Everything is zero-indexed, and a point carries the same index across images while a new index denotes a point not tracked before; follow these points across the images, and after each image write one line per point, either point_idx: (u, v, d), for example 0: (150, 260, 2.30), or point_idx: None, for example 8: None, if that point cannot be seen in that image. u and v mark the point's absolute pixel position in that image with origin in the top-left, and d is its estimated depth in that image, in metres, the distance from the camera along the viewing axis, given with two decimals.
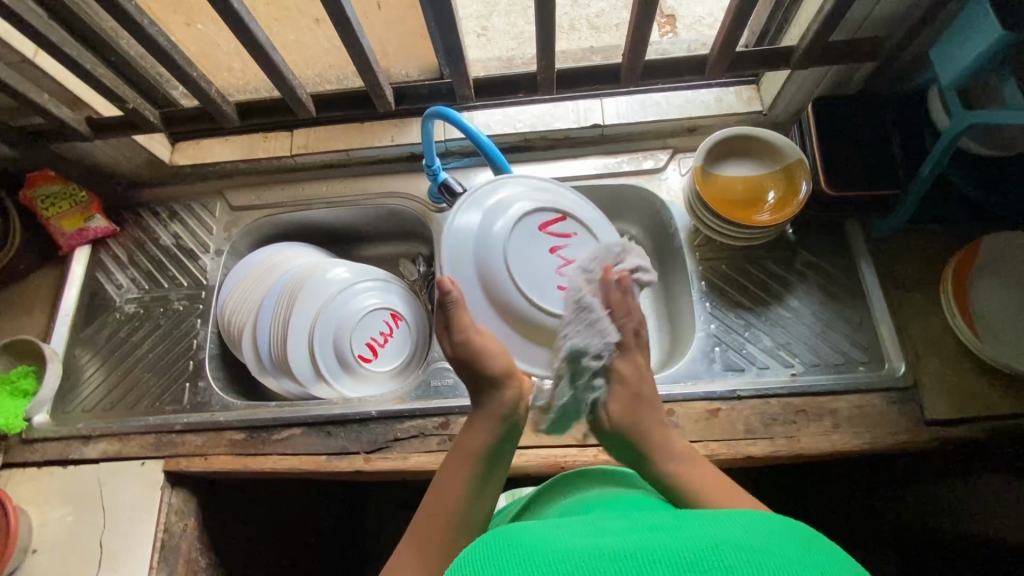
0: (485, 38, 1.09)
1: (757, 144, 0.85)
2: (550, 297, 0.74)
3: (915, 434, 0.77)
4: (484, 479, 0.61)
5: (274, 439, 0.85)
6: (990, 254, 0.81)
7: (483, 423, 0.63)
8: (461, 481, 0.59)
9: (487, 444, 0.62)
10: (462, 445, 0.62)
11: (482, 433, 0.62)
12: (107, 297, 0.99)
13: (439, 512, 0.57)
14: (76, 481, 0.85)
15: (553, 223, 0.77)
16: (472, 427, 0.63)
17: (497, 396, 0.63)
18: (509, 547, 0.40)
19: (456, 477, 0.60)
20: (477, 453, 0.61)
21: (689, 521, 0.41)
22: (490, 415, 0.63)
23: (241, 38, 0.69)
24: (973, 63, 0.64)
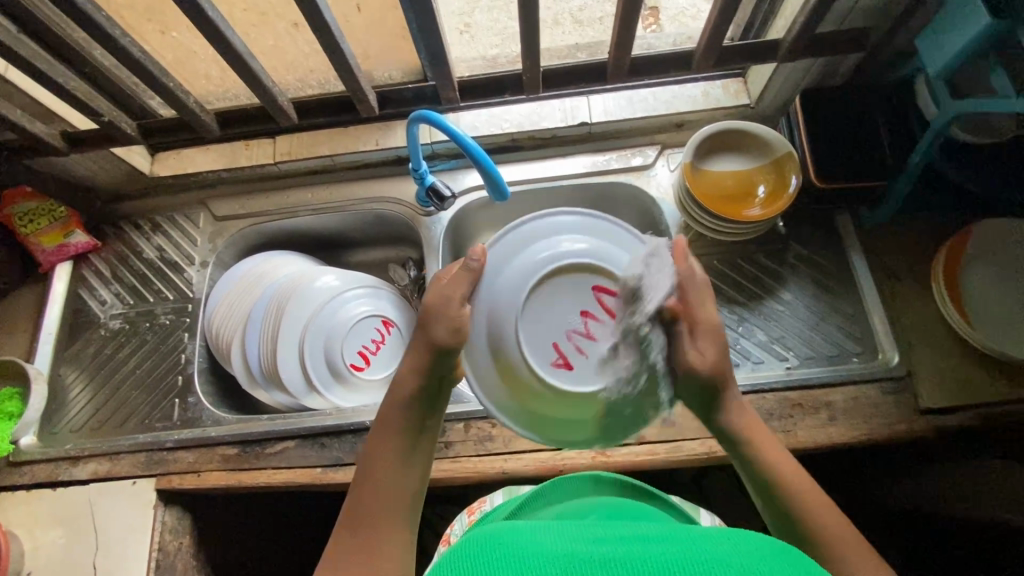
0: (468, 34, 1.07)
1: (746, 137, 0.84)
2: (548, 367, 0.57)
3: (910, 424, 0.77)
4: (413, 440, 0.61)
5: (268, 453, 0.83)
6: (982, 241, 0.81)
7: (405, 386, 0.61)
8: (391, 447, 0.60)
9: (411, 405, 0.61)
10: (389, 411, 0.61)
11: (407, 395, 0.61)
12: (91, 314, 0.97)
13: (373, 485, 0.58)
14: (66, 504, 0.83)
15: (608, 289, 0.57)
16: (396, 391, 0.62)
17: (420, 357, 0.61)
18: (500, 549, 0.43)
19: (386, 445, 0.60)
20: (404, 416, 0.61)
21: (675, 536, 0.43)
22: (417, 372, 0.61)
23: (217, 46, 0.67)
24: (963, 52, 0.64)
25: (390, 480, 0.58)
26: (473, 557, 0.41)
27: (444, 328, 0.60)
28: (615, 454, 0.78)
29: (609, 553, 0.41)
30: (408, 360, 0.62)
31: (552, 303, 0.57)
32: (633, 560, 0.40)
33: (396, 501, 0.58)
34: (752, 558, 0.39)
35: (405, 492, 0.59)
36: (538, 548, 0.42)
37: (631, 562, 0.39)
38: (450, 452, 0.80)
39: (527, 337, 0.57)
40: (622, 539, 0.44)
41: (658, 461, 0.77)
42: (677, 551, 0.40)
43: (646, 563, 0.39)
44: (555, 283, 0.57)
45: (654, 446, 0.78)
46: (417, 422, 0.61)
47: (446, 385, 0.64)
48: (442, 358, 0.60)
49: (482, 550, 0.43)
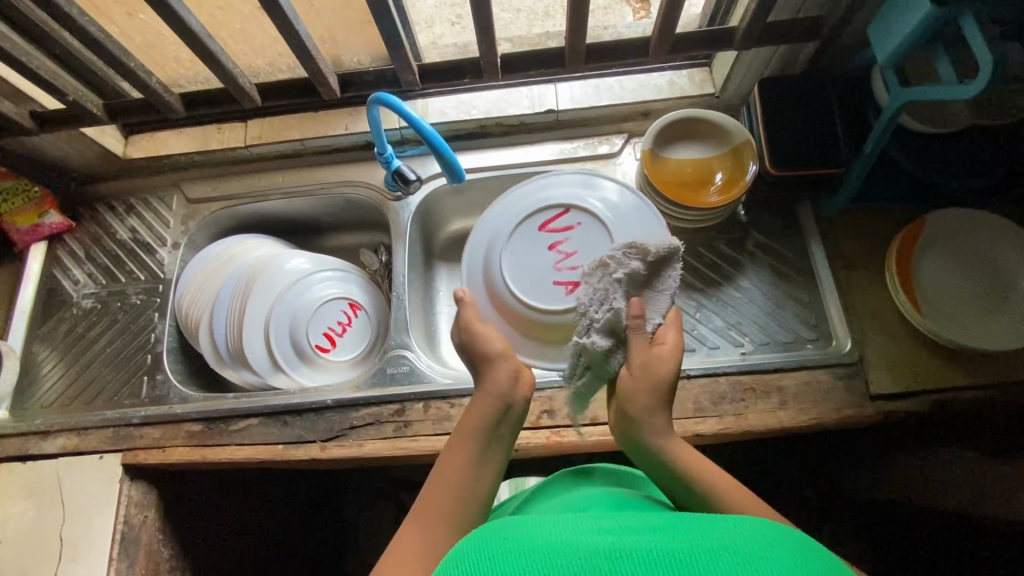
0: (458, 26, 1.07)
1: (705, 126, 0.86)
2: (550, 295, 0.75)
3: (859, 409, 0.78)
4: (483, 454, 0.59)
5: (231, 429, 0.85)
6: (935, 230, 0.83)
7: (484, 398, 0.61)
8: (460, 456, 0.58)
9: (487, 417, 0.60)
10: (464, 422, 0.61)
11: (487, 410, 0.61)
12: (64, 293, 0.99)
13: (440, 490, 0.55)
14: (34, 477, 0.85)
15: (555, 217, 0.78)
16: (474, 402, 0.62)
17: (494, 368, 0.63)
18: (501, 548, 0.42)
19: (454, 452, 0.58)
20: (477, 427, 0.60)
21: (687, 524, 0.43)
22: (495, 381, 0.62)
23: (173, 26, 0.68)
24: (909, 39, 0.65)
25: (454, 486, 0.56)
26: (479, 554, 0.41)
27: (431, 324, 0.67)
28: (569, 434, 0.80)
29: (618, 544, 0.40)
30: (488, 375, 0.63)
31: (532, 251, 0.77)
32: (642, 550, 0.39)
33: (456, 511, 0.54)
34: (760, 544, 0.39)
35: (468, 504, 0.55)
36: (545, 540, 0.42)
37: (641, 552, 0.39)
38: (408, 432, 0.82)
39: (519, 282, 0.75)
40: (631, 529, 0.44)
41: (610, 442, 0.79)
42: (686, 540, 0.40)
43: (656, 553, 0.39)
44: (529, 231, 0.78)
45: (607, 427, 0.80)
46: (490, 437, 0.60)
47: (521, 405, 0.63)
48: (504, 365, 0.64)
49: (485, 546, 0.42)
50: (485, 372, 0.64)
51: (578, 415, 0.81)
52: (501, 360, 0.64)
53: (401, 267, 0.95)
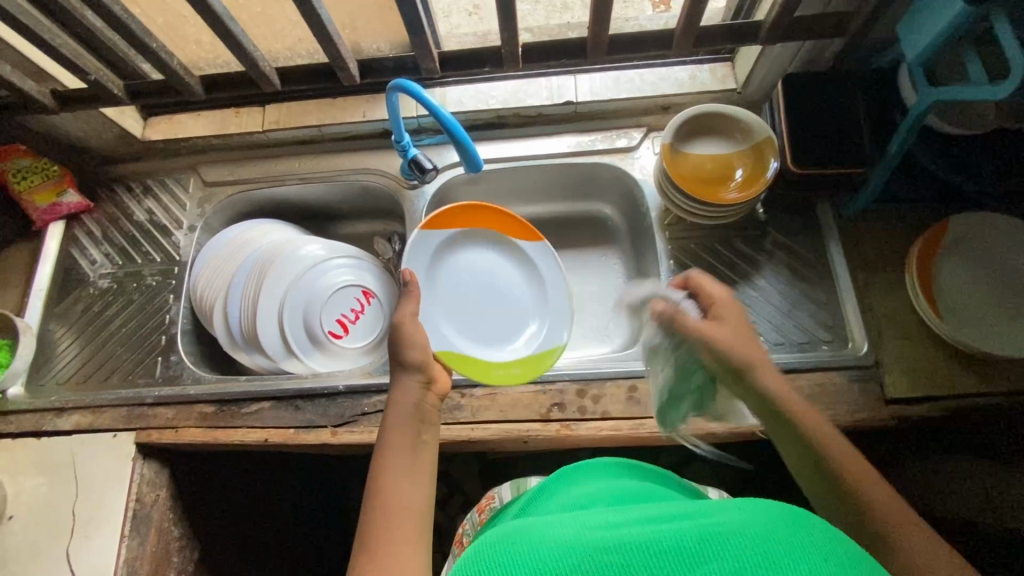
0: (476, 16, 1.06)
1: (727, 121, 0.84)
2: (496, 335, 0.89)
3: (874, 412, 0.78)
4: (414, 456, 0.58)
5: (243, 412, 0.86)
6: (959, 234, 0.81)
7: (398, 408, 0.62)
8: (394, 460, 0.57)
9: (406, 421, 0.61)
10: (386, 430, 0.61)
11: (404, 418, 0.61)
12: (81, 272, 0.99)
13: (382, 505, 0.54)
14: (49, 452, 0.86)
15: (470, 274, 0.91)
16: (389, 413, 0.62)
17: (403, 379, 0.65)
18: (520, 545, 0.45)
19: (384, 457, 0.58)
20: (399, 432, 0.60)
21: (688, 514, 0.47)
22: (405, 394, 0.63)
23: (197, 8, 0.68)
24: (938, 39, 0.64)
25: (391, 497, 0.54)
26: (503, 559, 0.44)
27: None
28: (578, 428, 0.80)
29: (628, 537, 0.44)
30: (394, 390, 0.65)
31: (498, 283, 0.91)
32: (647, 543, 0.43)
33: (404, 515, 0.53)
34: (758, 526, 0.43)
35: (412, 508, 0.54)
36: (557, 539, 0.45)
37: (650, 544, 0.42)
38: None
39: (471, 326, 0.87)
40: (636, 522, 0.47)
41: (620, 437, 0.79)
42: (691, 528, 0.44)
43: (664, 543, 0.42)
44: (479, 274, 0.91)
45: (618, 422, 0.80)
46: (414, 437, 0.60)
47: (434, 402, 0.65)
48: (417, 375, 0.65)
49: (505, 550, 0.45)
50: (392, 385, 0.65)
51: (588, 409, 0.81)
52: (411, 367, 0.65)
53: None
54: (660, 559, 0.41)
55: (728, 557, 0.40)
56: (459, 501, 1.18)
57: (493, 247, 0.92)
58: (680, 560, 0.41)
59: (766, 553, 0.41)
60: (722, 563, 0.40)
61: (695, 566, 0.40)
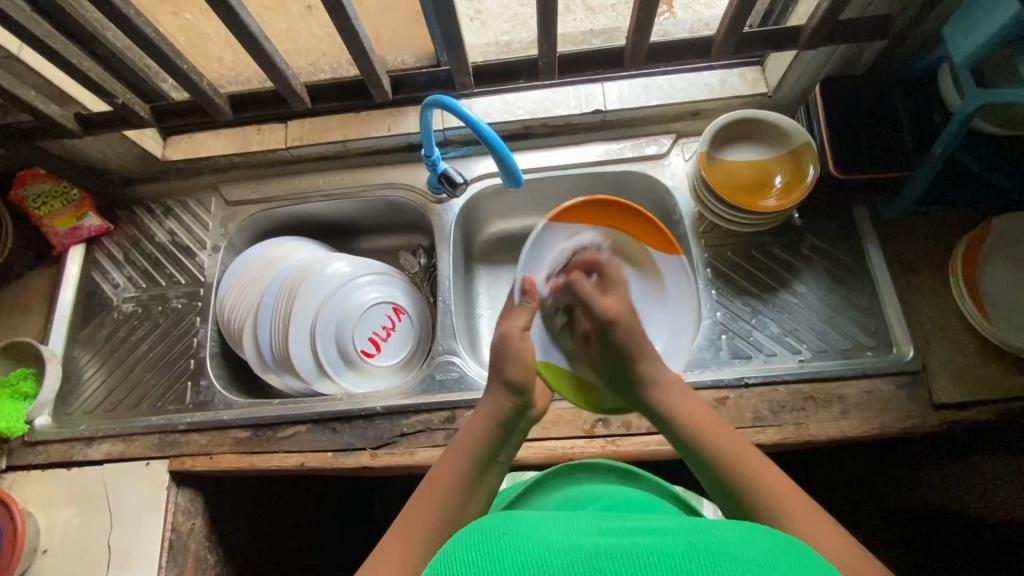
0: (477, 21, 1.03)
1: (762, 127, 0.83)
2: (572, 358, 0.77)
3: (925, 419, 0.76)
4: (479, 471, 0.62)
5: (279, 436, 0.84)
6: (1003, 235, 0.80)
7: (482, 422, 0.65)
8: (457, 467, 0.61)
9: (486, 441, 0.64)
10: (462, 438, 0.64)
11: (483, 433, 0.64)
12: (104, 297, 0.97)
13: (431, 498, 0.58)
14: (82, 483, 0.84)
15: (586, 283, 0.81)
16: (472, 426, 0.65)
17: (498, 397, 0.66)
18: (505, 538, 0.41)
19: (451, 466, 0.61)
20: (473, 447, 0.63)
21: (689, 526, 0.43)
22: (490, 413, 0.66)
23: (231, 27, 0.67)
24: (988, 42, 0.63)
25: (447, 501, 0.58)
26: (476, 543, 0.41)
27: (515, 318, 0.70)
28: (625, 443, 0.78)
29: (626, 545, 0.40)
30: (487, 401, 0.67)
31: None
32: (643, 552, 0.39)
33: (449, 521, 0.57)
34: (759, 554, 0.39)
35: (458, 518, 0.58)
36: (545, 538, 0.41)
37: (642, 552, 0.39)
38: None
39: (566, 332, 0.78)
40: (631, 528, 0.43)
41: (668, 452, 0.77)
42: (687, 543, 0.39)
43: (657, 555, 0.38)
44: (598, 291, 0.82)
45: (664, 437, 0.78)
46: (488, 456, 0.63)
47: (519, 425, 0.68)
48: (513, 398, 0.66)
49: (488, 534, 0.42)
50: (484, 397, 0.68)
51: (633, 424, 0.79)
52: (509, 387, 0.66)
53: (446, 271, 0.93)
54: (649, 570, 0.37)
55: None
56: None
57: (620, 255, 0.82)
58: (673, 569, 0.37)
59: None
60: None
61: None
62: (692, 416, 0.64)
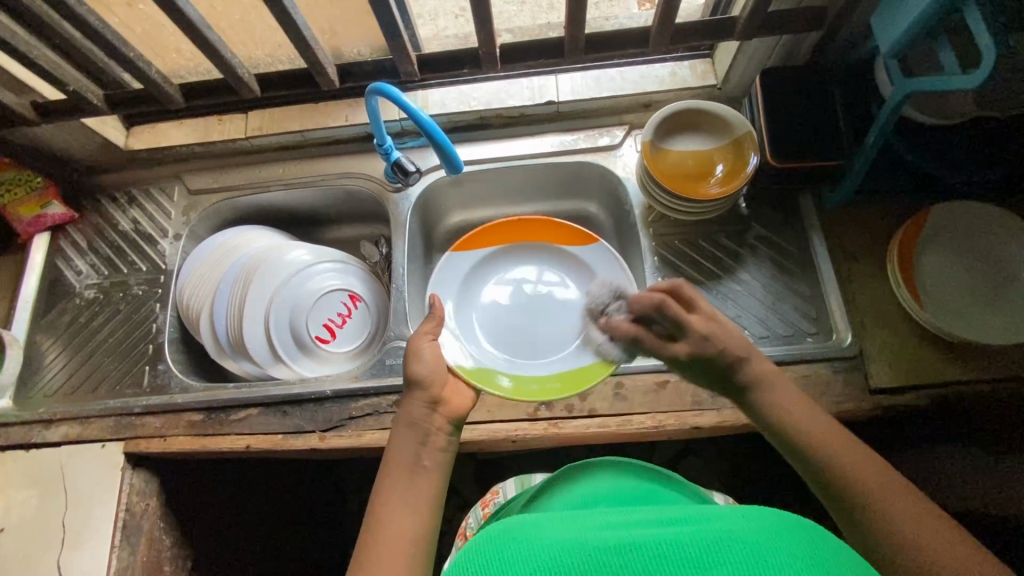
0: (463, 19, 1.05)
1: (706, 117, 0.85)
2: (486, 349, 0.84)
3: (860, 403, 0.78)
4: (416, 475, 0.61)
5: (231, 419, 0.85)
6: (939, 223, 0.82)
7: (404, 431, 0.64)
8: (396, 480, 0.60)
9: (411, 443, 0.63)
10: (388, 455, 0.63)
11: (407, 442, 0.63)
12: (67, 283, 0.99)
13: (381, 520, 0.57)
14: (38, 464, 0.86)
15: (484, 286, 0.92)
16: (395, 435, 0.64)
17: (413, 401, 0.66)
18: (522, 546, 0.44)
19: (392, 479, 0.60)
20: (405, 454, 0.62)
21: (694, 516, 0.45)
22: (412, 418, 0.65)
23: (172, 17, 0.68)
24: (911, 30, 0.65)
25: (396, 519, 0.57)
26: (496, 553, 0.43)
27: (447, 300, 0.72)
28: (567, 426, 0.79)
29: (629, 538, 0.42)
30: (402, 410, 0.66)
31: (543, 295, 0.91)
32: (649, 545, 0.41)
33: (405, 535, 0.57)
34: (757, 531, 0.41)
35: (411, 531, 0.57)
36: (559, 540, 0.44)
37: (651, 545, 0.41)
38: None
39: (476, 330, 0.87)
40: (642, 523, 0.46)
41: (607, 434, 0.78)
42: (693, 532, 0.42)
43: (666, 546, 0.41)
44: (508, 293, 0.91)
45: (606, 419, 0.79)
46: (415, 463, 0.62)
47: (440, 423, 0.66)
48: (422, 392, 0.67)
49: (509, 546, 0.44)
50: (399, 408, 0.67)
51: (576, 407, 0.80)
52: (417, 384, 0.67)
53: (401, 260, 0.95)
54: (659, 563, 0.39)
55: (739, 563, 0.38)
56: (454, 503, 1.18)
57: (543, 260, 0.93)
58: (659, 555, 0.40)
59: (777, 563, 0.38)
60: (721, 568, 0.38)
61: (701, 572, 0.38)
62: (811, 418, 0.61)
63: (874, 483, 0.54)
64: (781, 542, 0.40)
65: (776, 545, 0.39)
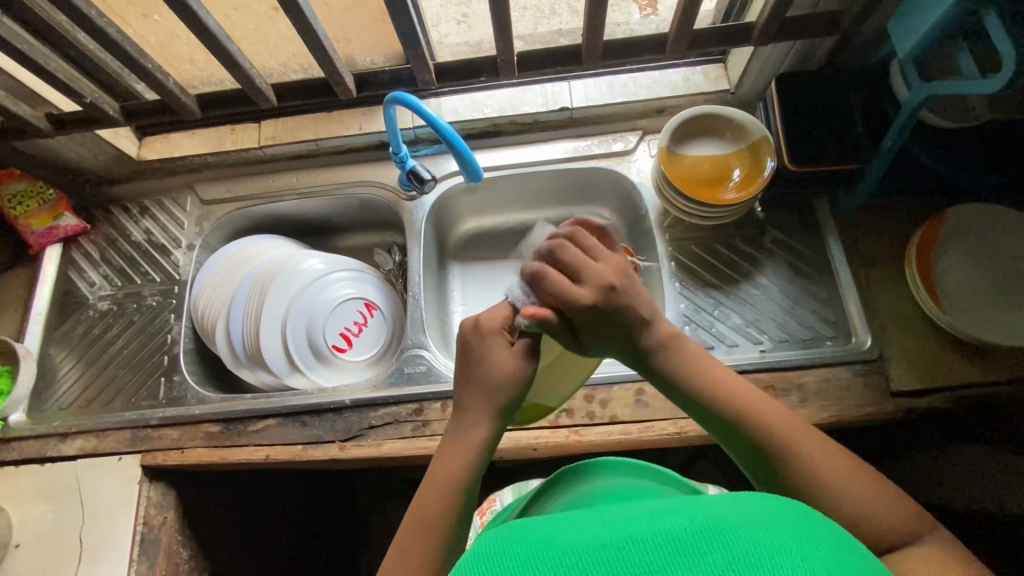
0: (464, 25, 1.05)
1: (722, 122, 0.85)
2: None
3: (882, 406, 0.77)
4: (463, 504, 0.56)
5: (249, 430, 0.85)
6: (957, 226, 0.82)
7: (457, 451, 0.57)
8: (438, 504, 0.55)
9: (466, 469, 0.56)
10: (433, 473, 0.57)
11: (457, 463, 0.56)
12: (80, 295, 0.99)
13: (416, 546, 0.53)
14: (54, 478, 0.85)
15: None
16: (448, 453, 0.57)
17: (478, 418, 0.58)
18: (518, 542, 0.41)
19: (432, 502, 0.55)
20: (455, 478, 0.56)
21: (691, 504, 0.43)
22: (473, 440, 0.57)
23: (194, 29, 0.69)
24: (928, 36, 0.65)
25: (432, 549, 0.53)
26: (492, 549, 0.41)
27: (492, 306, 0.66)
28: (588, 433, 0.79)
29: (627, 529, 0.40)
30: (460, 424, 0.58)
31: None
32: (643, 536, 0.39)
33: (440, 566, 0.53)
34: (756, 519, 0.39)
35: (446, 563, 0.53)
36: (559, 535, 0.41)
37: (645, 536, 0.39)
38: (427, 431, 0.82)
39: None
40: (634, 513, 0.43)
41: (629, 442, 0.78)
42: (689, 519, 0.40)
43: (661, 536, 0.38)
44: None
45: (627, 426, 0.79)
46: (470, 493, 0.57)
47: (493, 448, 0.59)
48: (500, 411, 0.58)
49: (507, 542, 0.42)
50: (459, 417, 0.59)
51: (597, 414, 0.80)
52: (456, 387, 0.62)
53: (416, 268, 0.95)
54: (655, 553, 0.37)
55: (738, 552, 0.36)
56: None
57: None
58: (645, 553, 0.37)
59: (779, 553, 0.36)
60: (719, 557, 0.36)
61: (696, 562, 0.36)
62: (730, 387, 0.57)
63: (801, 439, 0.54)
64: (782, 533, 0.38)
65: (780, 536, 0.37)
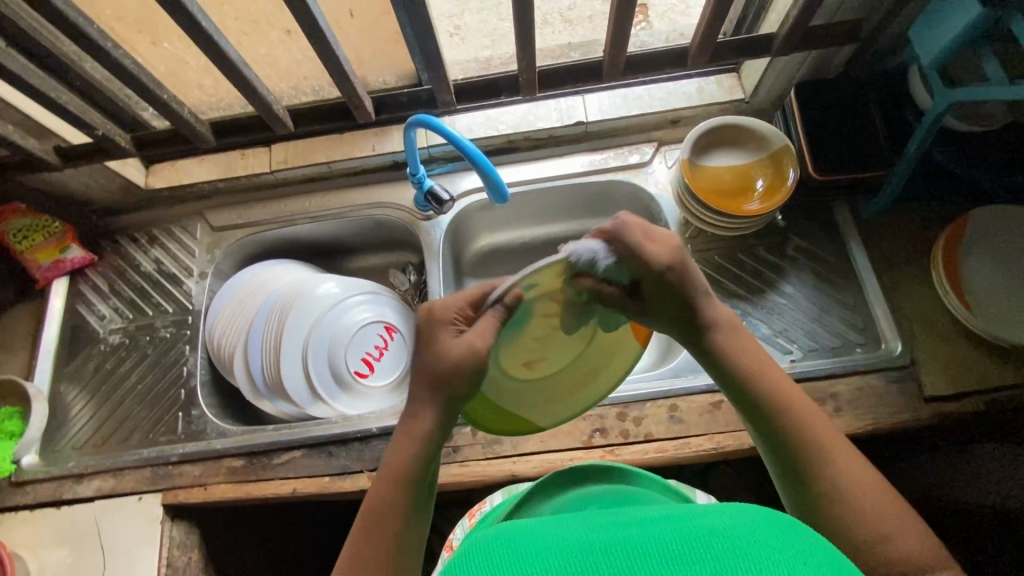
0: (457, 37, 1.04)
1: (742, 132, 0.85)
2: None
3: (919, 412, 0.77)
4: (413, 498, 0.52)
5: (275, 463, 0.83)
6: (980, 229, 0.82)
7: (408, 441, 0.53)
8: (390, 496, 0.52)
9: (417, 461, 0.52)
10: (386, 465, 0.53)
11: (409, 453, 0.52)
12: (90, 329, 0.96)
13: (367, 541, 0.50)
14: (72, 521, 0.82)
15: None
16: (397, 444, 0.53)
17: (429, 407, 0.53)
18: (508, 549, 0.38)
19: (383, 493, 0.52)
20: (403, 472, 0.52)
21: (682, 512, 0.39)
22: (424, 433, 0.53)
23: (213, 58, 0.67)
24: (954, 43, 0.65)
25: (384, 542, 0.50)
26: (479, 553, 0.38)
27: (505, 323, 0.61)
28: (623, 452, 0.78)
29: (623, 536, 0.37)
30: (409, 412, 0.54)
31: None
32: (636, 542, 0.36)
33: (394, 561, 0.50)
34: (747, 527, 0.35)
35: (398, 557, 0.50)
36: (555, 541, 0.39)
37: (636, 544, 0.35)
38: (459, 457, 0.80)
39: None
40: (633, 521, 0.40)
41: (666, 460, 0.77)
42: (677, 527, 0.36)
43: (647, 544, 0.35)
44: None
45: (662, 444, 0.78)
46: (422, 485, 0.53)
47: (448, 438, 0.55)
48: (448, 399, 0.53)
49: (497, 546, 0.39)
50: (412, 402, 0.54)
51: (631, 432, 0.79)
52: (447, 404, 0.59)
53: (437, 288, 0.93)
54: (642, 559, 0.34)
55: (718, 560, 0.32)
56: None
57: None
58: (634, 559, 0.34)
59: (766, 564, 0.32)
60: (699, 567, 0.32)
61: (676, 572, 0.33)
62: (782, 384, 0.56)
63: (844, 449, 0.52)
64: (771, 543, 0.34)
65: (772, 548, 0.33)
